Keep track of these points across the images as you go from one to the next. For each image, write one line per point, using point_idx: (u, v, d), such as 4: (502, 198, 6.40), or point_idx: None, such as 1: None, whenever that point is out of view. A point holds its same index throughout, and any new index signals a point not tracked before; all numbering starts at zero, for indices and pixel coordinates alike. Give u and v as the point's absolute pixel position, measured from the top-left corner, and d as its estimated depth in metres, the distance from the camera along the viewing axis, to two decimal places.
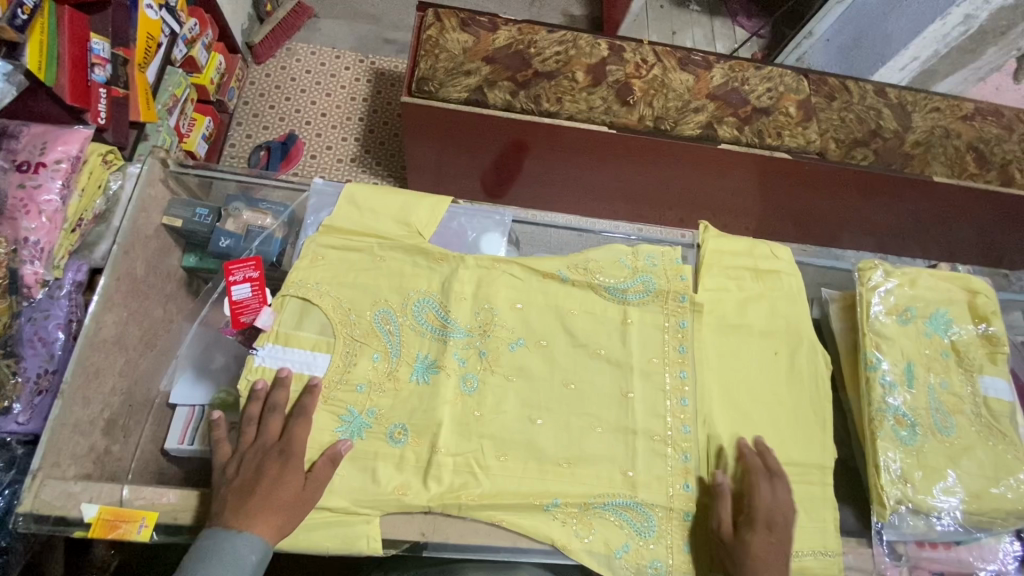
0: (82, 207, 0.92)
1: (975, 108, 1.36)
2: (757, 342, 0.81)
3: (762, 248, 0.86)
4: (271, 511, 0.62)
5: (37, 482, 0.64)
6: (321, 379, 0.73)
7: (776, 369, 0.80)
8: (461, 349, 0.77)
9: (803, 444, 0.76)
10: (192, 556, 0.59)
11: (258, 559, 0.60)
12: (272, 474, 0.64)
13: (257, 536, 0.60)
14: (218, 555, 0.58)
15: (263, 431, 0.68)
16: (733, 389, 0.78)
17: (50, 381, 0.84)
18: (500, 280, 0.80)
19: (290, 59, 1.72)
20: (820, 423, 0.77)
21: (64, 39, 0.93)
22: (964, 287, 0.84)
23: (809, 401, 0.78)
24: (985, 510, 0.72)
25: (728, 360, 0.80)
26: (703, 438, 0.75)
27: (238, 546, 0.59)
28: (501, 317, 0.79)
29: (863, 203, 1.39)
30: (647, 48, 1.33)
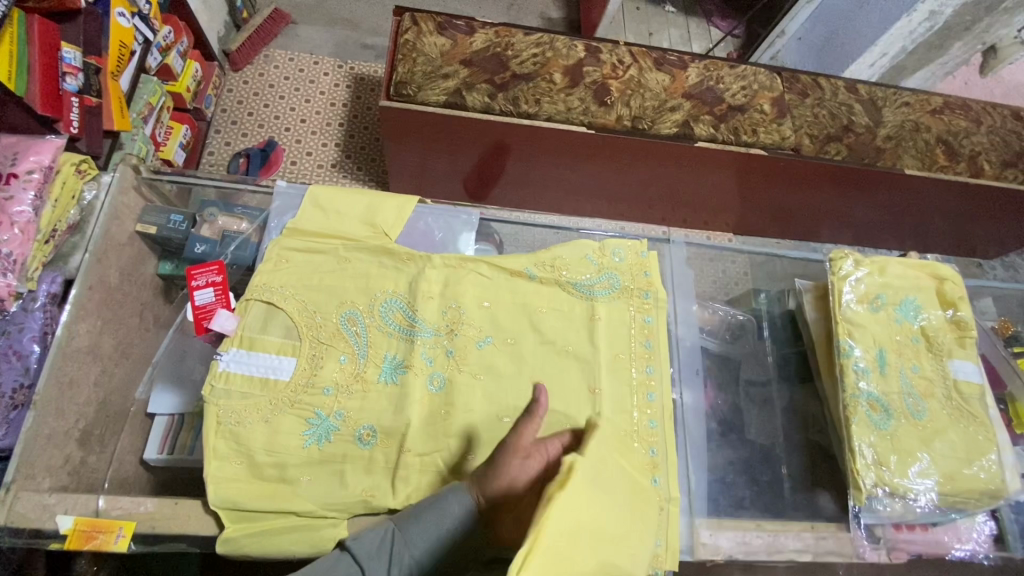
0: (56, 217, 0.89)
1: (943, 102, 1.39)
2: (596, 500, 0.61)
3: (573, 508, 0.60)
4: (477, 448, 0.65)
5: (11, 495, 0.63)
6: (287, 383, 0.72)
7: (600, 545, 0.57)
8: (428, 349, 0.77)
9: None
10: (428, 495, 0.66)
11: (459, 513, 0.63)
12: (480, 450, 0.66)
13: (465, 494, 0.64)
14: (432, 501, 0.64)
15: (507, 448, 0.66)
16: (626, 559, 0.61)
17: (26, 396, 0.83)
18: (464, 278, 0.81)
19: (267, 66, 1.71)
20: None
21: (34, 48, 0.91)
22: (932, 275, 0.86)
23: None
24: (958, 491, 0.74)
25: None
26: (668, 430, 0.76)
27: (449, 498, 0.64)
28: (468, 316, 0.79)
29: (840, 197, 1.42)
30: (623, 49, 1.35)
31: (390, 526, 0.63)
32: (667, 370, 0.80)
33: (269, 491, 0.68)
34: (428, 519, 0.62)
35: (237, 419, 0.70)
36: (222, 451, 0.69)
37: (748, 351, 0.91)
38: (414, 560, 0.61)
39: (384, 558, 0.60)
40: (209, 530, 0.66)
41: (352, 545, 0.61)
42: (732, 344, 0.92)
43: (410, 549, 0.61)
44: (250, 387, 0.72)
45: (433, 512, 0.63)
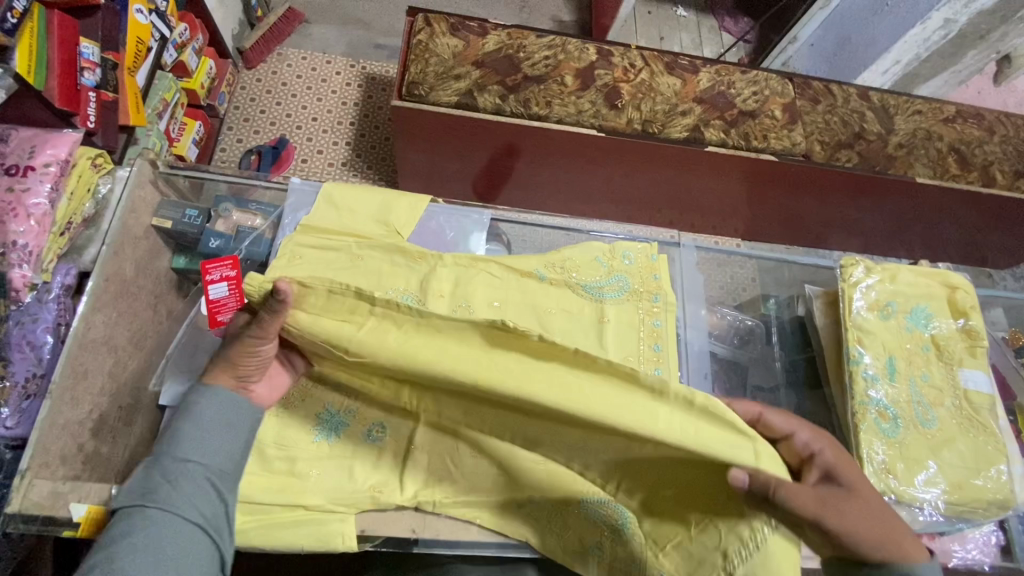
0: (71, 211, 0.92)
1: (956, 111, 1.39)
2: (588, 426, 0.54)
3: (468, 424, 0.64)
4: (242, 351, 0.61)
5: (25, 483, 0.64)
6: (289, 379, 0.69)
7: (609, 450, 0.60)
8: None
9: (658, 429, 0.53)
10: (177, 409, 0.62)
11: (218, 406, 0.61)
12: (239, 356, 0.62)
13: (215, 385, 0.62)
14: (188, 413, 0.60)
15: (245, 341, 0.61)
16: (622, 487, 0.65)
17: (38, 385, 0.84)
18: (466, 274, 0.82)
19: (281, 64, 1.73)
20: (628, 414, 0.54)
21: (53, 43, 0.92)
22: (944, 283, 0.86)
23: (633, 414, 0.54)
24: (966, 500, 0.73)
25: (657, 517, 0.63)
26: None
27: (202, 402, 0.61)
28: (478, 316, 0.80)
29: (848, 205, 1.41)
30: (635, 52, 1.35)
31: (151, 455, 0.59)
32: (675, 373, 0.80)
33: (279, 484, 0.68)
34: (183, 425, 0.60)
35: None
36: None
37: (756, 356, 0.91)
38: (209, 463, 0.59)
39: (171, 483, 0.57)
40: None
41: (119, 498, 0.57)
42: (740, 349, 0.92)
43: (191, 456, 0.59)
44: None
45: (184, 419, 0.60)
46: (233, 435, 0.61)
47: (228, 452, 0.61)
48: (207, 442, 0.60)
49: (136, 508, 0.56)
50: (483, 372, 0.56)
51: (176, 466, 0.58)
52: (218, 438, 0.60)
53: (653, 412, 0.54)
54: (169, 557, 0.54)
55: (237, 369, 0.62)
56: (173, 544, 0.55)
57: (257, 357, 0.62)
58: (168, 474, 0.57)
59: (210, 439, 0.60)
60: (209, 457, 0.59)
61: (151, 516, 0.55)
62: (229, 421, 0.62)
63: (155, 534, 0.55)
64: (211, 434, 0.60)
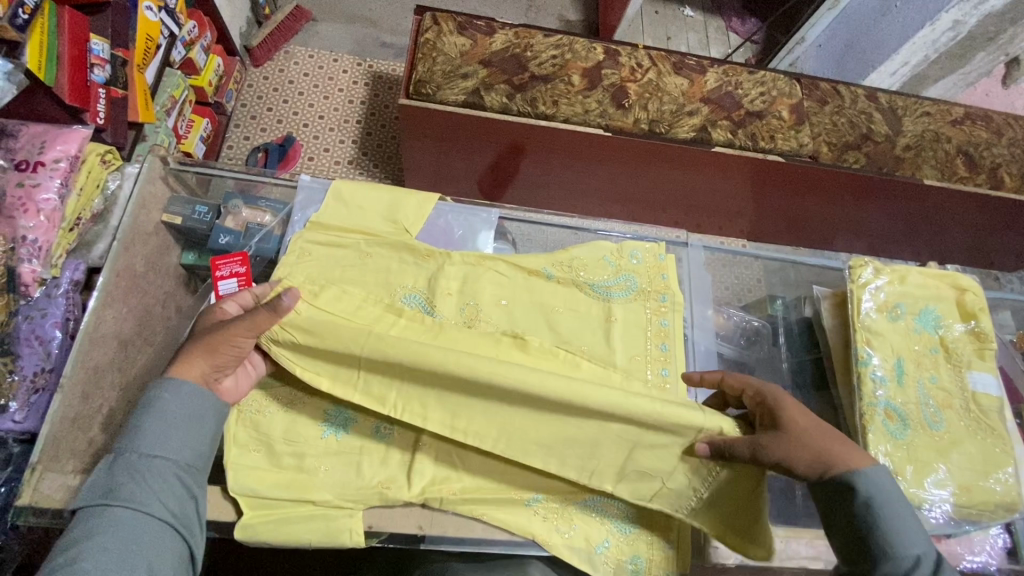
0: (80, 206, 0.93)
1: (965, 112, 1.38)
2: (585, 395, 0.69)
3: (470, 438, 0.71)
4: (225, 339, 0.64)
5: (36, 476, 0.65)
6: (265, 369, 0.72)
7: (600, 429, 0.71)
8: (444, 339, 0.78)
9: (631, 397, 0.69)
10: (138, 407, 0.62)
11: (184, 404, 0.62)
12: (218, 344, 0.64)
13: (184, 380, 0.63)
14: (152, 411, 0.61)
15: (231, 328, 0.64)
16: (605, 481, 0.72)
17: (47, 379, 0.85)
18: (473, 272, 0.82)
19: (288, 62, 1.73)
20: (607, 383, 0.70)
21: (64, 39, 0.93)
22: (953, 285, 0.86)
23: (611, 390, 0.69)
24: (974, 503, 0.73)
25: (637, 490, 0.72)
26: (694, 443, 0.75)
27: (167, 399, 0.62)
28: (486, 315, 0.80)
29: (855, 207, 1.41)
30: (642, 52, 1.35)
31: (113, 454, 0.60)
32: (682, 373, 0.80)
33: (287, 479, 0.69)
34: (148, 422, 0.61)
35: (258, 408, 0.72)
36: (243, 439, 0.71)
37: (763, 357, 0.91)
38: (176, 458, 0.61)
39: (138, 479, 0.58)
40: (228, 515, 0.67)
41: (82, 499, 0.57)
42: (747, 349, 0.92)
43: (157, 451, 0.60)
44: (270, 376, 0.75)
45: (149, 416, 0.61)
46: (197, 432, 0.63)
47: (193, 448, 0.62)
48: (172, 439, 0.61)
49: (101, 506, 0.56)
50: (504, 354, 0.73)
51: (143, 462, 0.59)
52: (183, 435, 0.62)
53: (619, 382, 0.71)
54: (141, 552, 0.55)
55: (216, 357, 0.64)
56: (143, 539, 0.56)
57: (234, 348, 0.65)
58: (135, 470, 0.58)
59: (176, 435, 0.61)
60: (176, 455, 0.61)
61: (116, 512, 0.56)
62: (195, 417, 0.63)
63: (123, 529, 0.55)
64: (177, 431, 0.61)
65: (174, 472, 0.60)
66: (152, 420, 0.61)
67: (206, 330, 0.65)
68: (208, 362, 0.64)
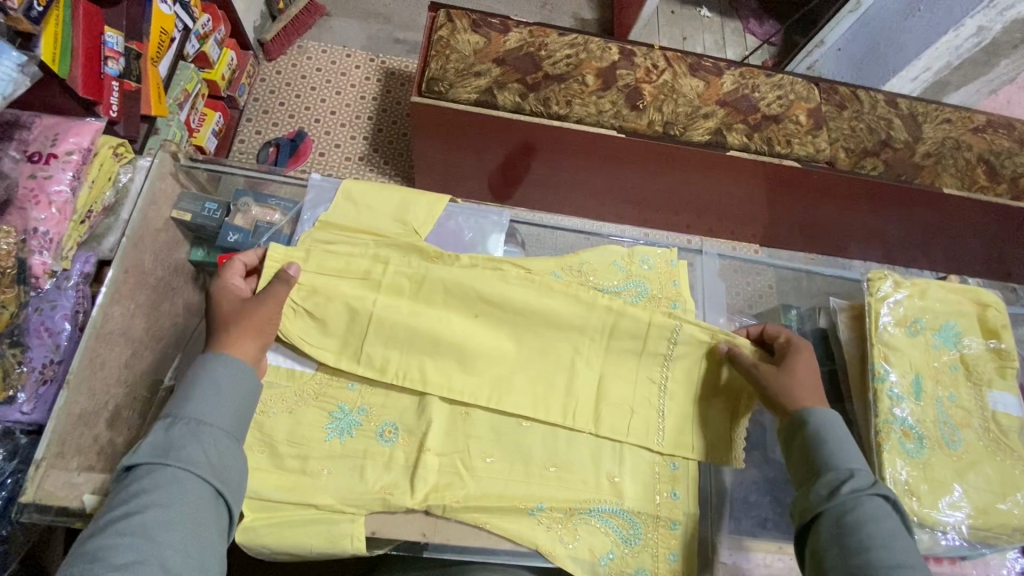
0: (91, 199, 0.93)
1: (986, 120, 1.35)
2: (552, 314, 0.79)
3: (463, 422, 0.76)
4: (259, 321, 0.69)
5: (40, 472, 0.66)
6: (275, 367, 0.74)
7: (564, 354, 0.80)
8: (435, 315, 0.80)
9: (575, 315, 0.80)
10: (187, 378, 0.64)
11: (231, 371, 0.64)
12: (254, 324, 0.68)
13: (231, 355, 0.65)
14: (204, 379, 0.63)
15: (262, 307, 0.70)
16: (582, 421, 0.77)
17: (55, 371, 0.85)
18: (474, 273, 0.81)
19: (301, 57, 1.73)
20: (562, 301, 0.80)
21: (78, 31, 0.91)
22: (975, 300, 0.84)
23: (562, 308, 0.80)
24: (991, 526, 0.71)
25: (614, 427, 0.77)
26: (677, 374, 0.80)
27: (217, 370, 0.63)
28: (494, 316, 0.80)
29: (871, 215, 1.39)
30: (658, 53, 1.33)
31: (168, 417, 0.60)
32: (683, 373, 0.80)
33: (290, 482, 0.69)
34: (203, 388, 0.62)
35: (263, 409, 0.72)
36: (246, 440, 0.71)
37: None
38: (226, 426, 0.61)
39: (194, 441, 0.58)
40: None
41: (136, 457, 0.56)
42: None
43: (210, 418, 0.60)
44: (275, 377, 0.74)
45: (201, 384, 0.62)
46: (243, 406, 0.64)
47: (239, 418, 0.63)
48: (221, 407, 0.62)
49: (157, 465, 0.56)
50: (488, 312, 0.80)
51: (197, 427, 0.59)
52: (232, 405, 0.63)
53: (575, 309, 0.80)
54: (192, 512, 0.54)
55: (263, 338, 0.69)
56: (196, 500, 0.55)
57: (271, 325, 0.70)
58: (190, 433, 0.59)
59: (226, 403, 0.62)
60: (225, 424, 0.61)
61: (171, 471, 0.55)
62: (241, 390, 0.64)
63: (178, 488, 0.55)
64: (226, 400, 0.62)
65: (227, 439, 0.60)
66: (205, 388, 0.62)
67: (241, 312, 0.68)
68: (257, 343, 0.68)
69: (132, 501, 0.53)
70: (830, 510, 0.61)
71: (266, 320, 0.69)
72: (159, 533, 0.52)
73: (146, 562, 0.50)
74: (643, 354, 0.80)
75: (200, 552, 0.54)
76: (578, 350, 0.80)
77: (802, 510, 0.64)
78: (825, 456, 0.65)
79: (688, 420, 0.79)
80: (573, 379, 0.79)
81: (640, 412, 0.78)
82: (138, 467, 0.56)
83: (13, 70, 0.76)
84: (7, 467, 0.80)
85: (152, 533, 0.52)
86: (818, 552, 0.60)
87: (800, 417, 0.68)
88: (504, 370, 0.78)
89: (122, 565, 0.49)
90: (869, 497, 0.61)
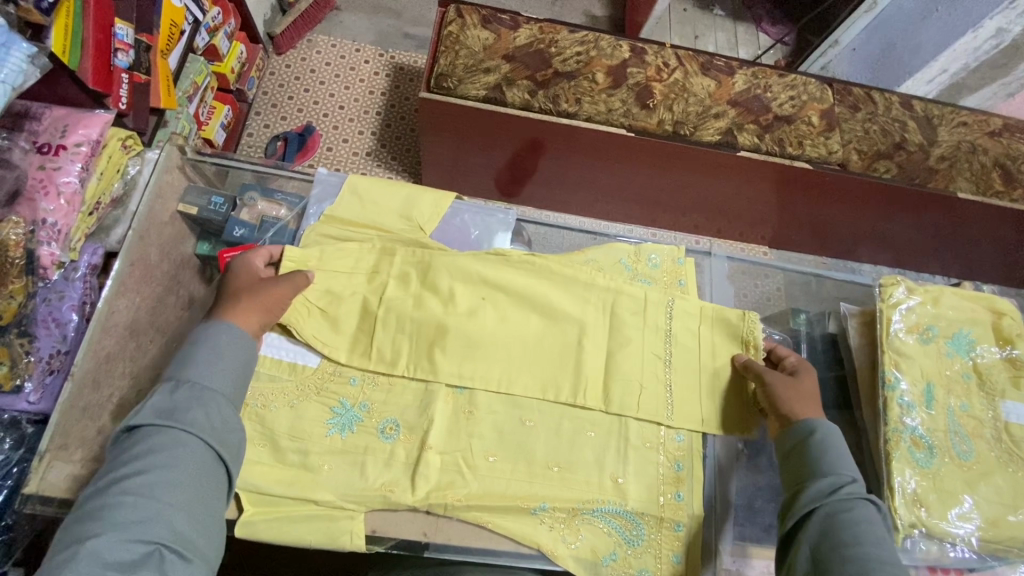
0: (99, 190, 0.93)
1: (1004, 124, 1.32)
2: (552, 298, 0.81)
3: (465, 421, 0.75)
4: (271, 299, 0.70)
5: (44, 463, 0.67)
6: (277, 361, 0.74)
7: (570, 335, 0.80)
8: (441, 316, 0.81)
9: (573, 297, 0.82)
10: (189, 341, 0.65)
11: (233, 337, 0.65)
12: (264, 299, 0.69)
13: (238, 324, 0.66)
14: (206, 341, 0.64)
15: (274, 289, 0.70)
16: (592, 398, 0.78)
17: (61, 361, 0.85)
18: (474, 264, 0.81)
19: (310, 51, 1.73)
20: (560, 280, 0.83)
21: (89, 22, 0.90)
22: (988, 307, 0.83)
23: (559, 290, 0.82)
24: (1000, 538, 0.71)
25: (624, 404, 0.77)
26: (677, 352, 0.81)
27: (224, 335, 0.65)
28: (497, 301, 0.81)
29: (884, 218, 1.37)
30: (669, 51, 1.31)
31: (171, 380, 0.61)
32: (688, 352, 0.81)
33: (292, 478, 0.69)
34: (204, 351, 0.63)
35: (265, 402, 0.72)
36: (248, 434, 0.71)
37: None
38: (227, 390, 0.62)
39: (198, 405, 0.59)
40: (231, 513, 0.67)
41: (139, 419, 0.58)
42: None
43: (213, 381, 0.62)
44: (278, 371, 0.74)
45: (205, 347, 0.63)
46: (243, 372, 0.65)
47: (241, 382, 0.64)
48: (224, 370, 0.63)
49: (161, 427, 0.57)
50: (492, 303, 0.80)
51: (202, 390, 0.61)
52: (234, 369, 0.64)
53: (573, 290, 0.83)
54: (197, 475, 0.56)
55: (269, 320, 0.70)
56: (196, 462, 0.57)
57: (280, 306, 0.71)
58: (193, 397, 0.60)
59: (228, 367, 0.63)
60: (225, 389, 0.62)
61: (176, 432, 0.57)
62: (242, 355, 0.65)
63: (183, 451, 0.56)
64: (225, 365, 0.63)
65: (229, 405, 0.62)
66: (209, 353, 0.63)
67: (255, 287, 0.70)
68: (262, 321, 0.69)
69: (137, 459, 0.55)
70: (825, 513, 0.62)
71: (279, 303, 0.71)
72: (165, 493, 0.54)
73: (150, 523, 0.52)
74: (643, 330, 0.82)
75: (205, 513, 0.56)
76: (585, 329, 0.81)
77: (797, 506, 0.63)
78: (822, 460, 0.65)
79: (696, 392, 0.79)
80: (581, 360, 0.79)
81: (649, 389, 0.79)
82: (144, 426, 0.57)
83: (22, 61, 0.75)
84: (13, 455, 0.81)
85: (158, 492, 0.54)
86: (819, 559, 0.60)
87: (806, 426, 0.68)
88: (506, 365, 0.78)
89: (131, 523, 0.52)
90: (863, 503, 0.62)
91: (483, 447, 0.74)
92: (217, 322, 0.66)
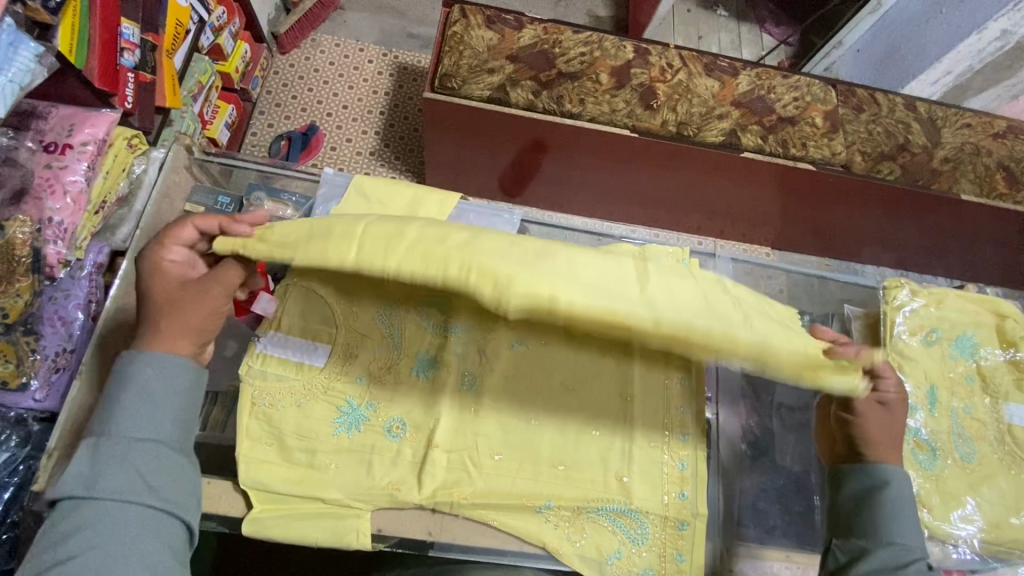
0: (105, 190, 0.94)
1: (1008, 125, 1.32)
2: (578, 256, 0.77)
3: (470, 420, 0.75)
4: (197, 316, 0.63)
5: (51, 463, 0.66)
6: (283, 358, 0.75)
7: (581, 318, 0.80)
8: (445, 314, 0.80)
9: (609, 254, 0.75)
10: (110, 382, 0.61)
11: (156, 371, 0.60)
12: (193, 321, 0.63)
13: (164, 353, 0.61)
14: (123, 384, 0.59)
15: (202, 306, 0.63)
16: (595, 400, 0.78)
17: (67, 359, 0.86)
18: None
19: (315, 50, 1.73)
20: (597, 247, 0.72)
21: (95, 22, 0.90)
22: (992, 310, 0.82)
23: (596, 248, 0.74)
24: (1002, 540, 0.71)
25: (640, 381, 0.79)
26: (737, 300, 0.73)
27: (144, 368, 0.60)
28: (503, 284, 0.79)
29: (889, 219, 1.36)
30: (673, 52, 1.31)
31: (93, 439, 0.57)
32: None
33: (300, 476, 0.70)
34: (129, 399, 0.59)
35: (272, 402, 0.72)
36: (256, 433, 0.71)
37: None
38: (157, 438, 0.59)
39: (119, 466, 0.56)
40: (236, 510, 0.69)
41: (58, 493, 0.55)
42: None
43: (139, 433, 0.58)
44: (285, 370, 0.74)
45: (124, 392, 0.59)
46: (176, 411, 0.61)
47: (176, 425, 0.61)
48: (147, 414, 0.59)
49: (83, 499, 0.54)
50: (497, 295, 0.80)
51: (125, 446, 0.57)
52: (160, 411, 0.60)
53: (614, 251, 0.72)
54: (134, 546, 0.54)
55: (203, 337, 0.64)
56: (137, 527, 0.55)
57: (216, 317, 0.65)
58: (122, 455, 0.56)
59: (158, 412, 0.60)
60: (150, 435, 0.58)
61: (102, 505, 0.54)
62: (171, 392, 0.61)
63: (112, 522, 0.54)
64: (155, 412, 0.59)
65: (160, 455, 0.58)
66: (129, 401, 0.59)
67: (180, 305, 0.62)
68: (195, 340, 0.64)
69: (59, 541, 0.52)
70: None
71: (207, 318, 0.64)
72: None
73: None
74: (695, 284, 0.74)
75: None
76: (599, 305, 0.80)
77: None
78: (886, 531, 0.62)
79: None
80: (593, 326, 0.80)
81: None
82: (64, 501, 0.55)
83: (30, 61, 0.76)
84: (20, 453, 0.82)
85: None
86: None
87: (881, 478, 0.65)
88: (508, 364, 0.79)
89: None
90: None
91: (489, 447, 0.74)
92: (135, 358, 0.61)
